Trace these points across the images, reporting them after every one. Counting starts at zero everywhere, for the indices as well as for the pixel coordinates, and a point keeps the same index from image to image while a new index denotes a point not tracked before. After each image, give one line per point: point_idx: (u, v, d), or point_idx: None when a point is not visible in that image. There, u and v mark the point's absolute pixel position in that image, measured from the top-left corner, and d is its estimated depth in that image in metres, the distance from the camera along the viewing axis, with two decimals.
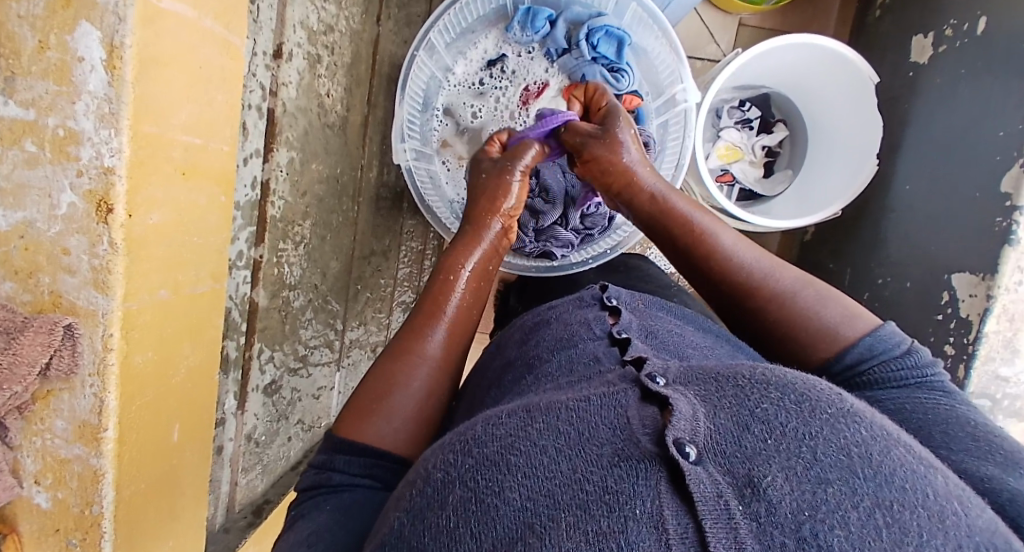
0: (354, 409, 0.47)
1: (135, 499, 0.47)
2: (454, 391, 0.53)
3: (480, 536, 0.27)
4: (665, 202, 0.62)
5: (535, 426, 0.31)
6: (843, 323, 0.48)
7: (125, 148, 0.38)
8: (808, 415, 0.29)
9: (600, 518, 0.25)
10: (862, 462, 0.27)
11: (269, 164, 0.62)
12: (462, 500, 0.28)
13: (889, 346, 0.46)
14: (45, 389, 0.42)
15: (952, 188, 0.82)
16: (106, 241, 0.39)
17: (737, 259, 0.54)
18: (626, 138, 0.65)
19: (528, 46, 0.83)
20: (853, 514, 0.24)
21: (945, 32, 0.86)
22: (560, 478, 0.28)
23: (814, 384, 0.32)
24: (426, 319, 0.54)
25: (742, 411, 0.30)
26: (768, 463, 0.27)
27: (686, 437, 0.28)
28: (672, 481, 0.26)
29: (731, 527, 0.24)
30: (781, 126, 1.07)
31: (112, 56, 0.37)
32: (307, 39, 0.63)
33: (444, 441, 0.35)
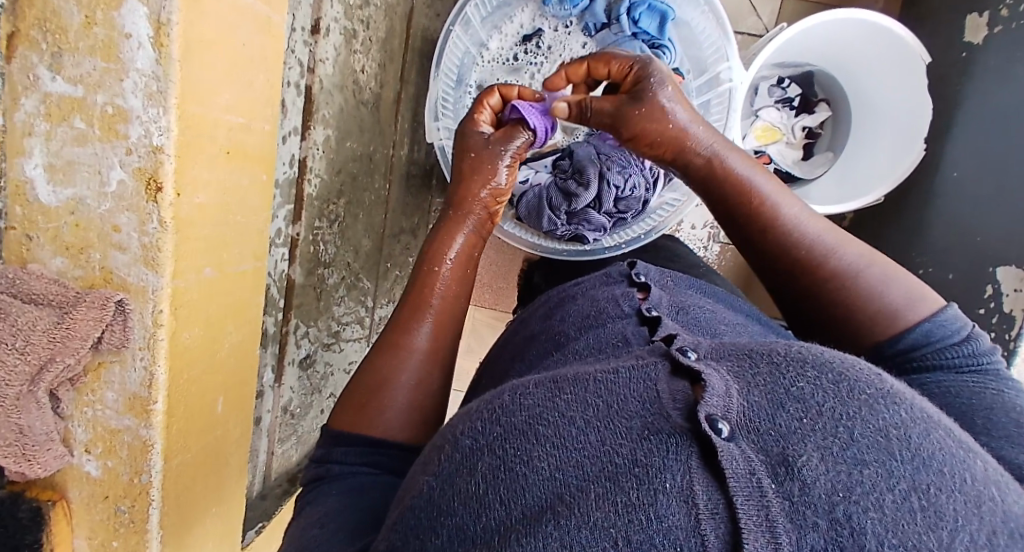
0: (350, 404, 0.48)
1: (181, 469, 0.48)
2: (449, 384, 0.52)
3: (510, 503, 0.27)
4: (724, 163, 0.55)
5: (563, 397, 0.30)
6: (904, 305, 0.45)
7: (173, 128, 0.38)
8: (846, 395, 0.27)
9: (628, 490, 0.24)
10: (900, 444, 0.25)
11: (307, 142, 0.62)
12: (492, 467, 0.28)
13: (948, 332, 0.44)
14: (97, 361, 0.43)
15: (1005, 176, 0.78)
16: (155, 219, 0.40)
17: (799, 232, 0.50)
18: (668, 99, 0.57)
19: (565, 20, 0.81)
20: (888, 496, 0.23)
21: (1002, 11, 0.80)
22: (588, 450, 0.27)
23: (852, 363, 0.30)
24: (411, 311, 0.54)
25: (778, 389, 0.28)
26: (803, 442, 0.25)
27: (718, 413, 0.27)
28: (704, 456, 0.25)
29: (763, 505, 0.23)
30: (824, 106, 1.02)
31: (159, 34, 0.36)
32: (343, 14, 0.62)
33: (471, 409, 0.35)
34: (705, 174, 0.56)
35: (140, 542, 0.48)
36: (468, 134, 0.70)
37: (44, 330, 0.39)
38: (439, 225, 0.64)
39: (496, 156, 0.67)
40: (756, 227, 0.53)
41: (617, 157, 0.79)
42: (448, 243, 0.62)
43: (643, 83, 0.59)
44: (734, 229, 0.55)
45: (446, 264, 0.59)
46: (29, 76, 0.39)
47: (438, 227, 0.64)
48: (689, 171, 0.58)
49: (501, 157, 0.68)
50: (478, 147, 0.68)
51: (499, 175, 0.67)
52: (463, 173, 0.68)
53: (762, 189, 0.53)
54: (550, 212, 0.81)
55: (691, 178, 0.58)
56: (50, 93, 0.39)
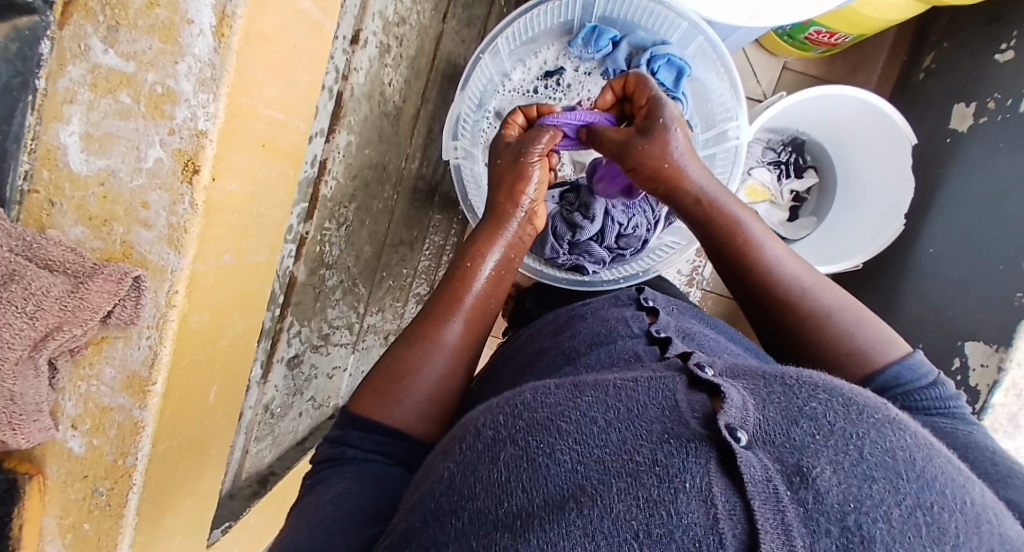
0: (372, 389, 0.51)
1: (166, 455, 0.47)
2: (466, 383, 0.55)
3: (531, 491, 0.28)
4: (713, 204, 0.59)
5: (585, 399, 0.33)
6: (874, 348, 0.50)
7: (219, 115, 0.39)
8: (855, 417, 0.30)
9: (650, 487, 0.26)
10: (906, 465, 0.28)
11: (330, 144, 0.62)
12: (514, 457, 0.30)
13: (915, 375, 0.48)
14: (101, 336, 0.43)
15: (977, 257, 0.83)
16: (187, 201, 0.40)
17: (778, 273, 0.55)
18: (675, 135, 0.60)
19: (587, 63, 0.85)
20: (896, 511, 0.25)
21: (988, 104, 0.87)
22: (610, 448, 0.29)
23: (860, 393, 0.33)
24: (445, 307, 0.57)
25: (791, 407, 0.30)
26: (816, 455, 0.27)
27: (736, 424, 0.29)
28: (722, 461, 0.27)
29: (779, 510, 0.25)
30: (811, 172, 1.09)
31: (222, 24, 0.37)
32: (381, 28, 0.64)
33: (491, 404, 0.37)
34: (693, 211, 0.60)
35: (114, 526, 0.46)
36: (499, 146, 0.71)
37: (56, 298, 0.38)
38: (479, 230, 0.65)
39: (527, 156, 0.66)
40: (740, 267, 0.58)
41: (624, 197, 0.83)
42: (487, 248, 0.63)
43: (653, 117, 0.61)
44: (726, 268, 0.59)
45: (484, 266, 0.61)
46: (80, 45, 0.39)
47: (480, 231, 0.65)
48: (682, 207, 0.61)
49: (530, 154, 0.67)
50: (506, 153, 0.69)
51: (530, 176, 0.66)
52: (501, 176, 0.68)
53: (750, 230, 0.58)
54: (554, 241, 0.83)
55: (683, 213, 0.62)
56: (99, 64, 0.39)
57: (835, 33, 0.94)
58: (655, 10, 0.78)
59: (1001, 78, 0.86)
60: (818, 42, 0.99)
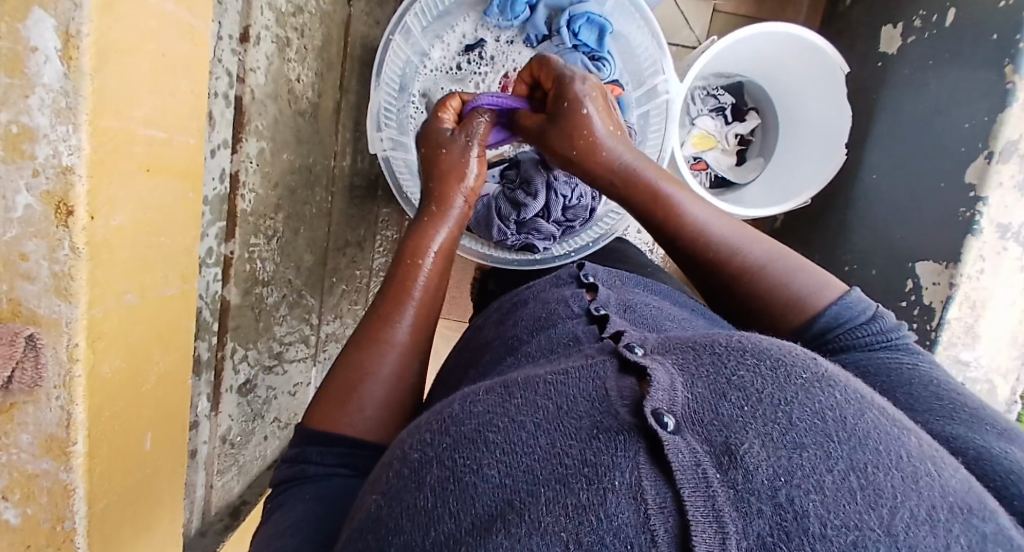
0: (328, 400, 0.49)
1: (106, 512, 0.45)
2: (425, 376, 0.54)
3: (460, 514, 0.27)
4: (636, 174, 0.60)
5: (513, 402, 0.32)
6: (812, 292, 0.50)
7: (84, 146, 0.35)
8: (784, 381, 0.30)
9: (578, 491, 0.25)
10: (837, 426, 0.27)
11: (238, 155, 0.59)
12: (441, 479, 0.29)
13: (854, 313, 0.48)
14: (8, 403, 0.40)
15: (918, 178, 0.85)
16: (67, 245, 0.36)
17: (710, 233, 0.55)
18: (589, 120, 0.61)
19: (507, 31, 0.81)
20: (828, 478, 0.24)
21: (914, 22, 0.87)
22: (538, 453, 0.28)
23: (790, 349, 0.33)
24: (392, 302, 0.56)
25: (720, 380, 0.30)
26: (744, 430, 0.27)
27: (663, 408, 0.28)
28: (651, 451, 0.26)
29: (709, 496, 0.24)
30: (753, 114, 1.08)
31: (68, 46, 0.34)
32: (275, 21, 0.60)
33: (420, 421, 0.36)
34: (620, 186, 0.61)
35: None
36: (433, 132, 0.70)
37: None
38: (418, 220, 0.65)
39: (464, 150, 0.68)
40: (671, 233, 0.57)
41: (564, 167, 0.81)
42: (427, 238, 0.62)
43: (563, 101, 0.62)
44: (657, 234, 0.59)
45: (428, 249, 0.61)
46: None
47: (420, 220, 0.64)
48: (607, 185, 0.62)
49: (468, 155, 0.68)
50: (448, 145, 0.68)
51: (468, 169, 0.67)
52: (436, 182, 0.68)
53: (673, 193, 0.58)
54: (500, 222, 0.80)
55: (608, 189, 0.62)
56: None
57: None
58: None
59: None
60: None
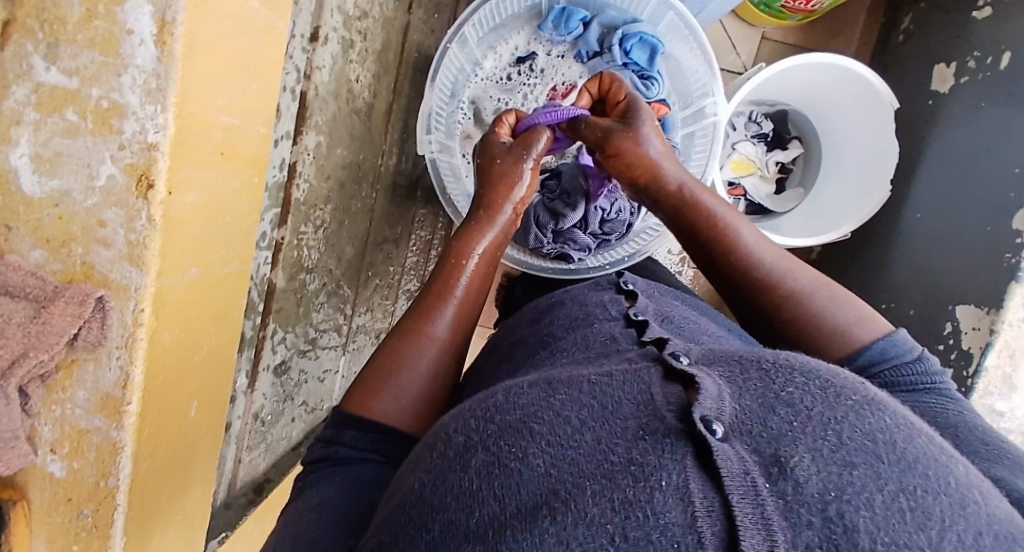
0: (364, 387, 0.51)
1: (148, 477, 0.47)
2: (458, 374, 0.55)
3: (505, 499, 0.28)
4: (692, 194, 0.60)
5: (559, 398, 0.33)
6: (857, 325, 0.49)
7: (169, 126, 0.38)
8: (834, 401, 0.30)
9: (625, 487, 0.26)
10: (887, 448, 0.27)
11: (298, 147, 0.61)
12: (486, 463, 0.30)
13: (900, 351, 0.48)
14: (70, 359, 0.42)
15: (963, 220, 0.83)
16: (144, 216, 0.39)
17: (756, 254, 0.55)
18: (648, 131, 0.63)
19: (559, 46, 0.83)
20: (878, 497, 0.25)
21: (967, 64, 0.86)
22: (584, 448, 0.29)
23: (837, 372, 0.33)
24: (434, 299, 0.57)
25: (768, 395, 0.31)
26: (794, 444, 0.27)
27: (711, 416, 0.29)
28: (698, 456, 0.27)
29: (757, 504, 0.24)
30: (796, 143, 1.07)
31: (163, 32, 0.36)
32: (342, 23, 0.63)
33: (464, 408, 0.38)
34: (676, 202, 0.61)
35: (102, 548, 0.46)
36: (489, 146, 0.69)
37: (19, 323, 0.39)
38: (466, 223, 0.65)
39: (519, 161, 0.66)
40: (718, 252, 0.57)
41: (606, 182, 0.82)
42: (472, 239, 0.63)
43: (631, 114, 0.65)
44: (697, 249, 0.59)
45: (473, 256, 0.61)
46: (22, 64, 0.38)
47: (467, 224, 0.64)
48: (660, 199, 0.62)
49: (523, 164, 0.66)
50: (502, 153, 0.67)
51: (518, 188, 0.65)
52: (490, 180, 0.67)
53: (719, 213, 0.59)
54: (537, 230, 0.82)
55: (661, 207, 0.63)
56: (42, 83, 0.38)
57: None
58: None
59: (979, 35, 0.85)
60: (794, 9, 0.97)
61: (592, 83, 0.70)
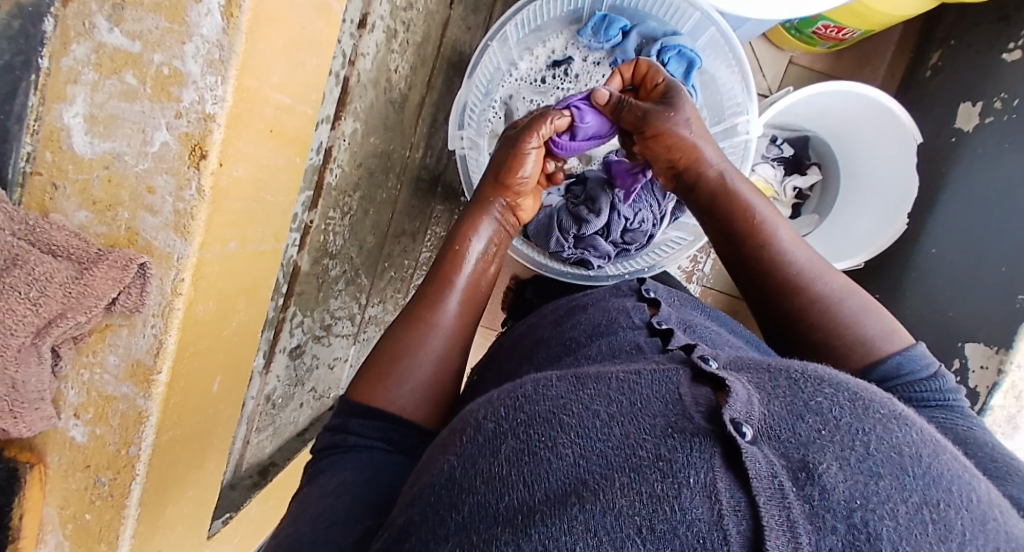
0: (369, 375, 0.51)
1: (170, 445, 0.47)
2: (466, 363, 0.55)
3: (531, 485, 0.28)
4: (729, 185, 0.59)
5: (587, 392, 0.33)
6: (881, 337, 0.49)
7: (228, 98, 0.38)
8: (862, 412, 0.30)
9: (653, 481, 0.26)
10: (913, 462, 0.28)
11: (336, 131, 0.61)
12: (515, 450, 0.30)
13: (916, 367, 0.47)
14: (104, 323, 0.42)
15: (980, 257, 0.83)
16: (194, 187, 0.39)
17: (786, 256, 0.54)
18: (688, 113, 0.62)
19: (596, 53, 0.83)
20: (903, 508, 0.25)
21: (996, 102, 0.87)
22: (613, 442, 0.29)
23: (865, 386, 0.33)
24: (438, 287, 0.57)
25: (797, 402, 0.31)
26: (822, 451, 0.27)
27: (741, 418, 0.29)
28: (727, 457, 0.27)
29: (784, 506, 0.24)
30: (814, 169, 1.07)
31: (231, 4, 0.36)
32: (389, 13, 0.63)
33: (492, 397, 0.38)
34: (712, 191, 0.60)
35: (116, 517, 0.46)
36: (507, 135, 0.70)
37: (60, 284, 0.37)
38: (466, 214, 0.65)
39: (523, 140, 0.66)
40: (750, 247, 0.56)
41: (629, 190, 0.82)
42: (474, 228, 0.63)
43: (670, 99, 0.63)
44: (728, 247, 0.58)
45: (473, 246, 0.61)
46: (85, 23, 0.38)
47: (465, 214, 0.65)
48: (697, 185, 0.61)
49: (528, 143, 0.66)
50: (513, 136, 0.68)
51: (525, 163, 0.66)
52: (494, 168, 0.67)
53: (759, 212, 0.57)
54: (559, 234, 0.82)
55: (696, 195, 0.61)
56: (104, 44, 0.38)
57: (842, 27, 0.93)
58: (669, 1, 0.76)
59: (1008, 77, 0.86)
60: (825, 37, 0.98)
61: (625, 68, 0.69)
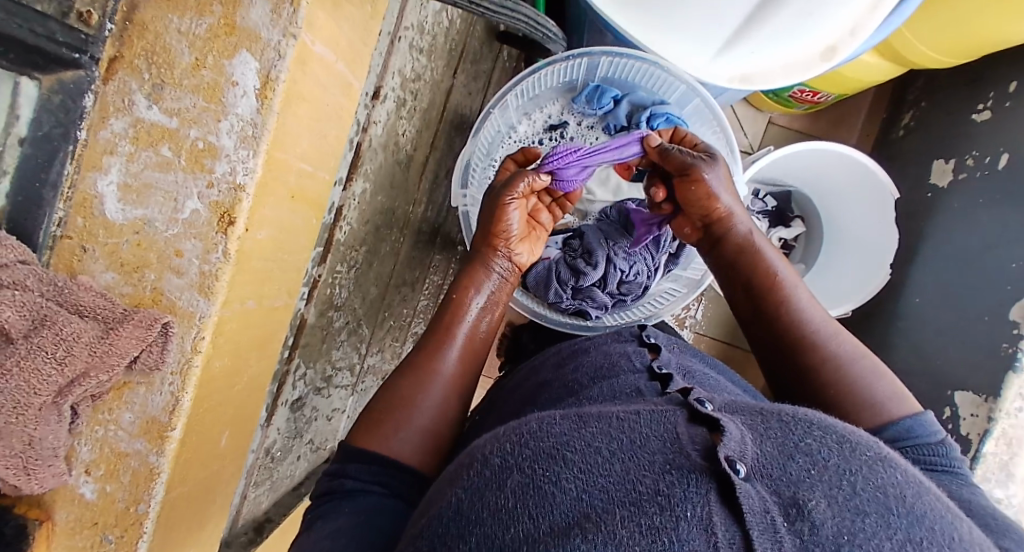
0: (369, 423, 0.52)
1: (177, 501, 0.47)
2: (464, 411, 0.57)
3: (539, 517, 0.30)
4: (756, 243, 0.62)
5: (590, 429, 0.35)
6: (889, 400, 0.52)
7: (258, 170, 0.41)
8: (848, 454, 0.33)
9: (653, 514, 0.28)
10: (897, 502, 0.30)
11: (347, 192, 0.65)
12: (522, 484, 0.32)
13: (924, 432, 0.50)
14: (123, 381, 0.43)
15: (962, 308, 0.87)
16: (220, 250, 0.41)
17: (807, 315, 0.57)
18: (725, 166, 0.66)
19: (590, 118, 0.89)
20: (887, 544, 0.27)
21: (967, 160, 0.93)
22: (615, 477, 0.31)
23: (853, 430, 0.36)
24: (439, 338, 0.59)
25: (787, 442, 0.33)
26: (811, 489, 0.30)
27: (735, 456, 0.31)
28: (721, 492, 0.29)
29: (775, 540, 0.27)
30: (798, 221, 1.12)
31: (266, 87, 0.40)
32: (400, 84, 0.68)
33: (497, 433, 0.39)
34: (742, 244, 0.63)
35: None
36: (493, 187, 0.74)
37: (86, 343, 0.39)
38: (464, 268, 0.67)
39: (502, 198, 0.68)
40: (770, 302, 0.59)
41: (626, 245, 0.85)
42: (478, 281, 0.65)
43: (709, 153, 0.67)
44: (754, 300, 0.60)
45: (473, 299, 0.63)
46: (124, 100, 0.41)
47: (466, 268, 0.66)
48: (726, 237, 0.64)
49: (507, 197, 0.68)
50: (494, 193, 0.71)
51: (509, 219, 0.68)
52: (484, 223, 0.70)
53: (782, 272, 0.60)
54: (558, 285, 0.84)
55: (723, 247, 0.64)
56: (143, 119, 0.41)
57: (817, 92, 1.00)
58: (654, 74, 0.82)
59: (978, 136, 0.92)
60: (800, 100, 1.04)
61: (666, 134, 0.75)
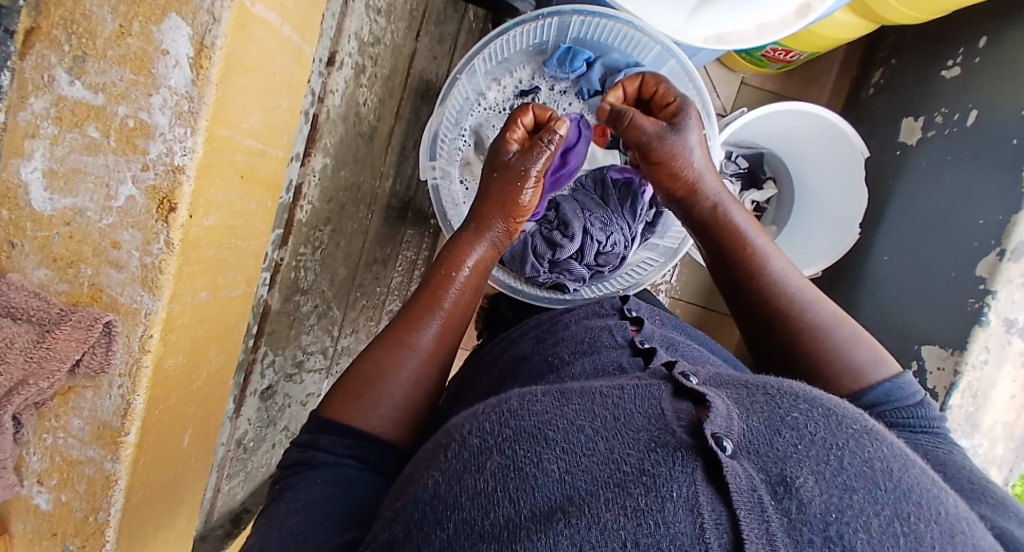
0: (344, 392, 0.49)
1: (140, 506, 0.45)
2: (442, 385, 0.54)
3: (519, 501, 0.28)
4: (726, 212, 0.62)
5: (572, 407, 0.33)
6: (869, 366, 0.51)
7: (198, 149, 0.37)
8: (836, 428, 0.32)
9: (638, 496, 0.27)
10: (883, 476, 0.29)
11: (306, 168, 0.61)
12: (501, 466, 0.30)
13: (903, 395, 0.50)
14: (68, 385, 0.40)
15: (930, 265, 0.88)
16: (162, 240, 0.38)
17: (782, 284, 0.56)
18: (693, 140, 0.63)
19: (561, 83, 0.86)
20: (874, 521, 0.27)
21: (936, 118, 0.92)
22: (598, 457, 0.30)
23: (837, 402, 0.35)
24: (422, 309, 0.55)
25: (774, 416, 0.32)
26: (799, 464, 0.29)
27: (722, 432, 0.30)
28: (708, 470, 0.28)
29: (764, 519, 0.26)
30: (770, 184, 1.11)
31: (200, 55, 0.36)
32: (357, 49, 0.63)
33: (477, 411, 0.37)
34: (709, 216, 0.63)
35: None
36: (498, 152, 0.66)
37: (22, 348, 0.37)
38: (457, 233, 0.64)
39: (520, 173, 0.64)
40: (743, 273, 0.59)
41: (601, 215, 0.83)
42: (466, 251, 0.61)
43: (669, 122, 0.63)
44: (726, 270, 0.60)
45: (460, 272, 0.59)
46: (43, 76, 0.36)
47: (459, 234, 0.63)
48: (694, 211, 0.64)
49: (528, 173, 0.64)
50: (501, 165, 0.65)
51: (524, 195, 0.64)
52: (488, 189, 0.65)
53: (757, 241, 0.59)
54: (534, 259, 0.82)
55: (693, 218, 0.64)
56: (64, 96, 0.37)
57: (790, 51, 0.98)
58: (628, 35, 0.78)
59: (947, 92, 0.92)
60: (773, 59, 1.02)
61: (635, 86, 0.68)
